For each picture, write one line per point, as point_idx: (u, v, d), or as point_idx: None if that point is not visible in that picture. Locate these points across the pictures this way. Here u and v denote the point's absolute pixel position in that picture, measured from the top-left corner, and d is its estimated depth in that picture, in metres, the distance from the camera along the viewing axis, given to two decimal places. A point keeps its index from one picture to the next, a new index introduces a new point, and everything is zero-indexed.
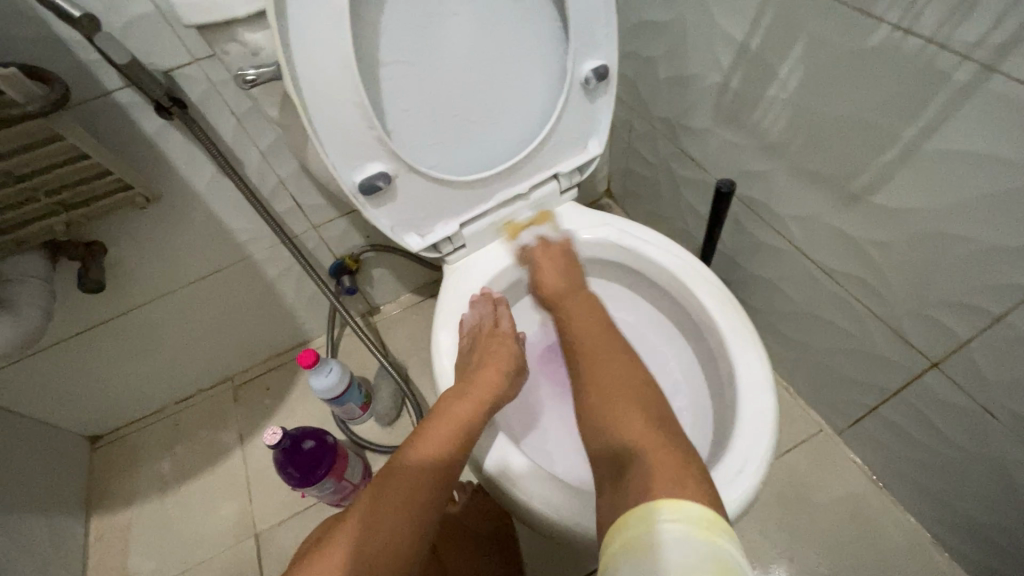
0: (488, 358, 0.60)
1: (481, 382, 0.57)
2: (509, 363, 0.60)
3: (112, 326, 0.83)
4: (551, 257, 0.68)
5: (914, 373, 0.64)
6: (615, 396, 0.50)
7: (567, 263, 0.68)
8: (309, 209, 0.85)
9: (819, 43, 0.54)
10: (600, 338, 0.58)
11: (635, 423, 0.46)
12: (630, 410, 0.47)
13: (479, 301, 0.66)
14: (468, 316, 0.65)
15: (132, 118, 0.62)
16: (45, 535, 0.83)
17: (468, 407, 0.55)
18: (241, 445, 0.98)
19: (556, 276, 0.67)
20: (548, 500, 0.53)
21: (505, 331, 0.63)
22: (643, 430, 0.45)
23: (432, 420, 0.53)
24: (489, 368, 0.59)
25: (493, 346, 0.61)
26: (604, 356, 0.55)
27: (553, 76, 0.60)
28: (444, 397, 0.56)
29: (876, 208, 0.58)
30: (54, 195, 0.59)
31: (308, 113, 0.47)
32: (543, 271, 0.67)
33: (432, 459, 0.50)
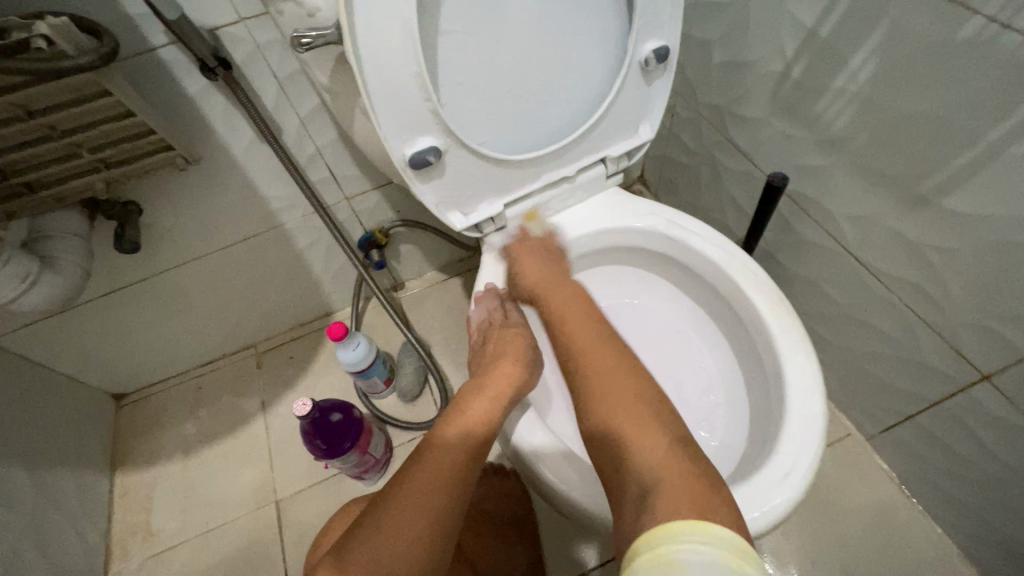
0: (507, 348, 0.59)
1: (499, 374, 0.56)
2: (528, 352, 0.59)
3: (143, 287, 0.83)
4: (529, 251, 0.64)
5: (962, 385, 0.63)
6: (615, 391, 0.47)
7: (548, 257, 0.64)
8: (344, 180, 0.84)
9: (899, 34, 0.52)
10: (582, 328, 0.54)
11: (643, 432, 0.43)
12: (633, 414, 0.44)
13: (486, 296, 0.66)
14: (477, 313, 0.65)
15: (176, 76, 0.61)
16: (72, 489, 0.85)
17: (489, 399, 0.54)
18: (263, 413, 0.98)
19: (537, 269, 0.62)
20: (581, 485, 0.52)
21: (517, 322, 0.63)
22: (648, 436, 0.42)
23: (453, 413, 0.53)
24: (508, 359, 0.58)
25: (509, 338, 0.61)
26: (596, 350, 0.51)
27: (611, 55, 0.58)
28: (462, 392, 0.55)
29: (943, 212, 0.56)
30: (97, 152, 0.58)
31: (365, 82, 0.45)
32: (526, 267, 0.63)
33: (457, 453, 0.49)
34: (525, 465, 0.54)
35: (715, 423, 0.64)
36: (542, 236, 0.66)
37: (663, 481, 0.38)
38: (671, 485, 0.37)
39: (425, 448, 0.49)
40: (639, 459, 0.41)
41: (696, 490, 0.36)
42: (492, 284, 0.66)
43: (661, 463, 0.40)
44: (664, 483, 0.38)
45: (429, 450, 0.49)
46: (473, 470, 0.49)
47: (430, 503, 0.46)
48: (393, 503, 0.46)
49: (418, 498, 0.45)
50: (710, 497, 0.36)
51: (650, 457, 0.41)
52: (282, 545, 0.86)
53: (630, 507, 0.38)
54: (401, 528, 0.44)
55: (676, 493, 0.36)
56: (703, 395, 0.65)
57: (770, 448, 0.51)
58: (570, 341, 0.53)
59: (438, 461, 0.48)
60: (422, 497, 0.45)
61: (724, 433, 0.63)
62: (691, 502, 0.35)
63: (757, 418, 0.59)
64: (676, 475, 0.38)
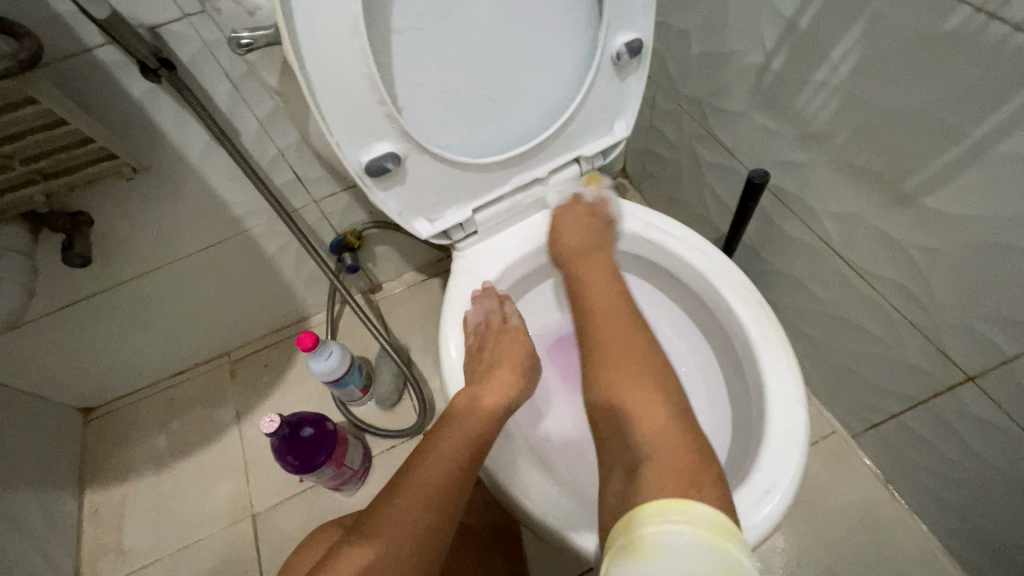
0: (504, 357, 0.56)
1: (496, 385, 0.54)
2: (525, 360, 0.57)
3: (102, 300, 0.79)
4: (573, 216, 0.63)
5: (948, 386, 0.61)
6: (625, 359, 0.47)
7: (592, 222, 0.62)
8: (310, 182, 0.80)
9: (883, 23, 0.49)
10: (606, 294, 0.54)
11: (644, 403, 0.42)
12: (641, 382, 0.44)
13: (482, 297, 0.61)
14: (473, 315, 0.61)
15: (116, 79, 0.56)
16: (37, 510, 0.81)
17: (487, 414, 0.51)
18: (238, 423, 0.95)
19: (574, 236, 0.61)
20: (567, 518, 0.50)
21: (516, 326, 0.59)
22: (650, 408, 0.42)
23: (448, 426, 0.50)
24: (506, 370, 0.55)
25: (506, 342, 0.58)
26: (608, 316, 0.52)
27: (581, 50, 0.54)
28: (457, 403, 0.52)
29: (927, 210, 0.54)
30: (32, 163, 0.54)
31: (310, 87, 0.42)
32: (564, 229, 0.62)
33: (452, 472, 0.46)
34: (504, 494, 0.52)
35: None
36: (594, 202, 0.64)
37: (655, 451, 0.38)
38: (661, 458, 0.37)
39: (426, 446, 0.49)
40: (638, 424, 0.41)
41: (687, 466, 0.36)
42: (490, 282, 0.62)
43: (655, 434, 0.40)
44: (654, 455, 0.38)
45: (428, 449, 0.48)
46: (470, 472, 0.48)
47: (423, 504, 0.45)
48: (385, 516, 0.44)
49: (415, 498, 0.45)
50: (701, 477, 0.35)
51: (646, 426, 0.41)
52: (259, 560, 0.83)
53: (620, 477, 0.39)
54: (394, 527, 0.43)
55: (665, 467, 0.36)
56: None
57: (752, 462, 0.49)
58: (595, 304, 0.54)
59: (436, 461, 0.47)
60: (411, 517, 0.44)
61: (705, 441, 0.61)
62: (678, 476, 0.34)
63: (739, 426, 0.58)
64: (670, 449, 0.38)
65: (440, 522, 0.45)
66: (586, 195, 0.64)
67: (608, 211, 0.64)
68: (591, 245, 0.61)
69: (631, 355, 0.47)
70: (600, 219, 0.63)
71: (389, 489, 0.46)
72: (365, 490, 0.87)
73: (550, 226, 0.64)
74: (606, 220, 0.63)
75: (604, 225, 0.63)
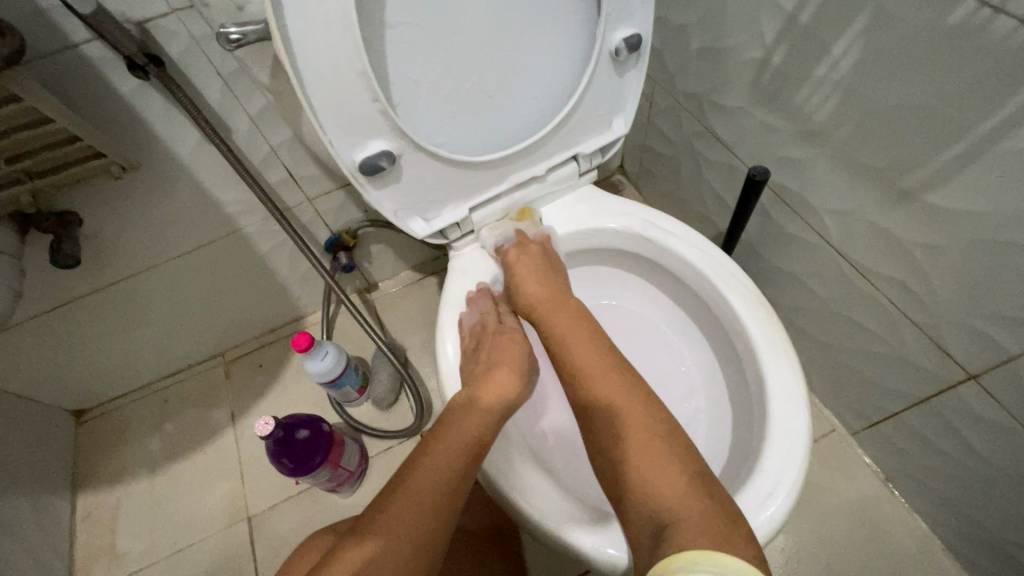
0: (503, 358, 0.55)
1: (491, 386, 0.53)
2: (525, 361, 0.56)
3: (92, 301, 0.78)
4: (528, 257, 0.59)
5: (948, 384, 0.61)
6: (623, 417, 0.45)
7: (546, 266, 0.59)
8: (304, 181, 0.79)
9: (885, 18, 0.48)
10: (586, 349, 0.51)
11: (658, 466, 0.41)
12: (643, 443, 0.43)
13: (479, 298, 0.61)
14: (469, 316, 0.60)
15: (103, 76, 0.55)
16: (28, 515, 0.80)
17: (481, 418, 0.50)
18: (233, 425, 0.94)
19: (534, 283, 0.57)
20: (564, 518, 0.49)
21: (512, 326, 0.58)
22: (664, 467, 0.41)
23: (441, 432, 0.49)
24: (504, 370, 0.54)
25: (505, 342, 0.56)
26: (597, 369, 0.49)
27: (579, 45, 0.53)
28: (451, 409, 0.51)
29: (929, 208, 0.53)
30: (17, 162, 0.52)
31: (302, 83, 0.41)
32: (522, 278, 0.58)
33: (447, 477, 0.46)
34: (500, 496, 0.51)
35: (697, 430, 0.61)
36: (536, 239, 0.61)
37: (680, 515, 0.38)
38: (687, 519, 0.37)
39: (426, 450, 0.47)
40: (653, 491, 0.40)
41: (718, 525, 0.36)
42: (485, 283, 0.61)
43: (677, 499, 0.39)
44: (681, 520, 0.37)
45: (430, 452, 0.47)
46: (470, 474, 0.47)
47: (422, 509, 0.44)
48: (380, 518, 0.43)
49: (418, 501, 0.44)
50: (732, 535, 0.35)
51: (665, 493, 0.40)
52: (255, 563, 0.82)
53: (647, 542, 0.39)
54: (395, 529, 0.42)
55: (695, 526, 0.36)
56: (684, 401, 0.63)
57: (754, 463, 0.49)
58: (570, 363, 0.51)
59: (438, 464, 0.46)
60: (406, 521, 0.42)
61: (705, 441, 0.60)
62: (711, 538, 0.34)
63: (739, 426, 0.57)
64: (697, 512, 0.37)
65: (438, 530, 0.44)
66: (523, 229, 0.61)
67: (553, 248, 0.62)
68: (554, 293, 0.57)
69: (629, 404, 0.46)
70: (552, 258, 0.60)
71: (384, 493, 0.45)
72: (363, 491, 0.87)
73: (506, 273, 0.59)
74: (552, 257, 0.61)
75: (559, 264, 0.61)
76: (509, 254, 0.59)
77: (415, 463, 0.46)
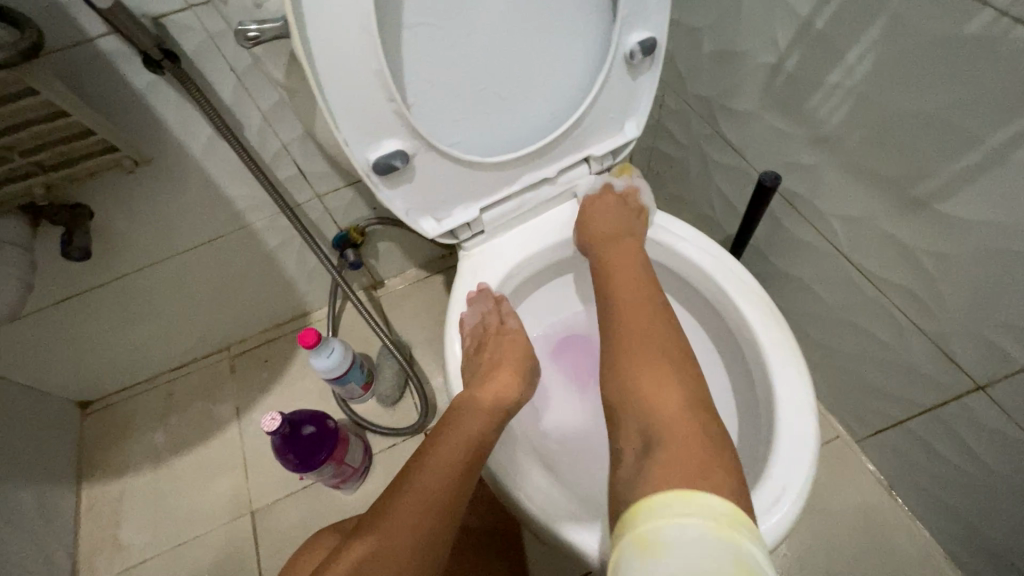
0: (503, 359, 0.57)
1: (492, 384, 0.54)
2: (524, 362, 0.58)
3: (100, 293, 0.78)
4: (604, 203, 0.62)
5: (955, 393, 0.61)
6: (638, 340, 0.46)
7: (620, 211, 0.61)
8: (314, 177, 0.79)
9: (901, 26, 0.48)
10: (627, 272, 0.54)
11: (665, 390, 0.42)
12: (650, 368, 0.44)
13: (479, 299, 0.61)
14: (470, 317, 0.60)
15: (118, 70, 0.55)
16: (33, 504, 0.81)
17: (484, 414, 0.51)
18: (237, 419, 0.95)
19: (604, 221, 0.60)
20: (576, 523, 0.49)
21: (514, 328, 0.60)
22: (663, 392, 0.41)
23: (445, 427, 0.50)
24: (505, 371, 0.55)
25: (506, 344, 0.58)
26: (627, 302, 0.50)
27: (593, 48, 0.53)
28: (455, 405, 0.52)
29: (941, 217, 0.53)
30: (32, 155, 0.53)
31: (318, 82, 0.41)
32: (594, 213, 0.61)
33: (451, 469, 0.46)
34: (508, 499, 0.51)
35: None
36: (626, 190, 0.63)
37: (669, 436, 0.38)
38: (680, 443, 0.37)
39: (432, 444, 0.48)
40: (652, 409, 0.41)
41: (701, 454, 0.35)
42: (486, 283, 0.61)
43: (670, 426, 0.39)
44: (668, 445, 0.37)
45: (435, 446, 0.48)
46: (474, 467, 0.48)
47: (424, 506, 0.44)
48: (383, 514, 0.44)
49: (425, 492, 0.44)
50: (715, 469, 0.34)
51: (664, 418, 0.39)
52: (258, 557, 0.83)
53: (630, 458, 0.39)
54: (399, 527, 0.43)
55: (679, 455, 0.35)
56: None
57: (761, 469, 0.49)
58: (611, 287, 0.53)
59: (443, 456, 0.47)
60: (407, 517, 0.43)
61: None
62: (689, 469, 0.33)
63: (746, 432, 0.57)
64: (682, 440, 0.37)
65: (442, 525, 0.44)
66: (614, 181, 0.64)
67: (637, 201, 0.63)
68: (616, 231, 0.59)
69: (650, 337, 0.47)
70: (631, 206, 0.62)
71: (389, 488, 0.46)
72: (366, 488, 0.87)
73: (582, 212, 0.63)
74: (636, 210, 0.62)
75: (637, 212, 0.62)
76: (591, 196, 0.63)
77: (419, 461, 0.47)
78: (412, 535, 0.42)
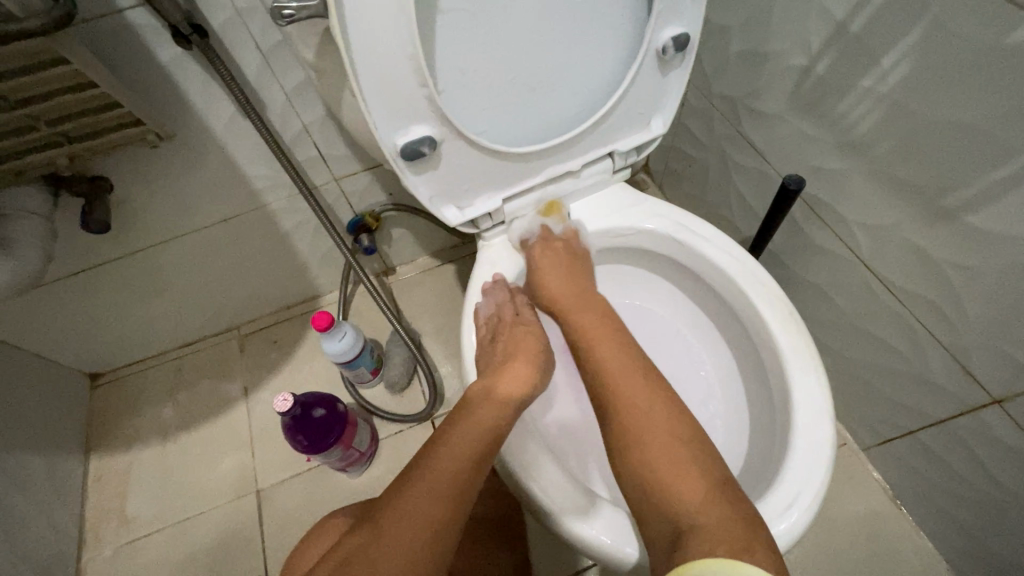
0: (518, 348, 0.55)
1: (509, 375, 0.53)
2: (541, 352, 0.56)
3: (116, 267, 0.78)
4: (553, 254, 0.60)
5: (970, 407, 0.61)
6: (649, 414, 0.45)
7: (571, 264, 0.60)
8: (333, 160, 0.79)
9: (941, 32, 0.47)
10: (610, 345, 0.51)
11: (681, 471, 0.42)
12: (668, 446, 0.43)
13: (493, 291, 0.60)
14: (484, 306, 0.60)
15: (146, 43, 0.55)
16: (43, 473, 0.82)
17: (498, 405, 0.50)
18: (245, 398, 0.95)
19: (557, 277, 0.59)
20: (589, 516, 0.49)
21: (529, 319, 0.58)
22: (685, 473, 0.41)
23: (454, 421, 0.49)
24: (521, 362, 0.54)
25: (520, 335, 0.56)
26: (627, 376, 0.48)
27: (626, 42, 0.53)
28: (470, 394, 0.52)
29: (969, 228, 0.52)
30: (57, 125, 0.52)
31: (353, 64, 0.41)
32: (546, 276, 0.59)
33: (456, 470, 0.45)
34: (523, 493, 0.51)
35: (713, 435, 0.62)
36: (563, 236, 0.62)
37: (701, 521, 0.38)
38: (710, 530, 0.37)
39: (437, 446, 0.47)
40: (676, 493, 0.41)
41: (738, 529, 0.37)
42: (501, 275, 0.61)
43: (700, 508, 0.39)
44: (705, 528, 0.37)
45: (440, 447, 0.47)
46: (485, 462, 0.47)
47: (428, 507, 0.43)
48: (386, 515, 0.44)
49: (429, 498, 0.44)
50: (752, 543, 0.36)
51: (689, 501, 0.40)
52: (262, 536, 0.83)
53: (662, 546, 0.39)
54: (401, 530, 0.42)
55: (715, 535, 0.36)
56: (701, 405, 0.63)
57: (775, 473, 0.49)
58: (593, 360, 0.51)
59: (447, 458, 0.46)
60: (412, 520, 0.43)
61: (722, 446, 0.61)
62: (730, 546, 0.35)
63: (760, 435, 0.57)
64: (716, 520, 0.38)
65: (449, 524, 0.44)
66: (549, 225, 0.62)
67: (579, 244, 0.63)
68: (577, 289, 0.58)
69: (656, 412, 0.46)
70: (575, 253, 0.62)
71: (395, 482, 0.46)
72: (372, 473, 0.87)
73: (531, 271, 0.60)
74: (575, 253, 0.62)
75: (580, 256, 0.62)
76: (534, 248, 0.61)
77: (427, 457, 0.46)
78: (416, 534, 0.42)
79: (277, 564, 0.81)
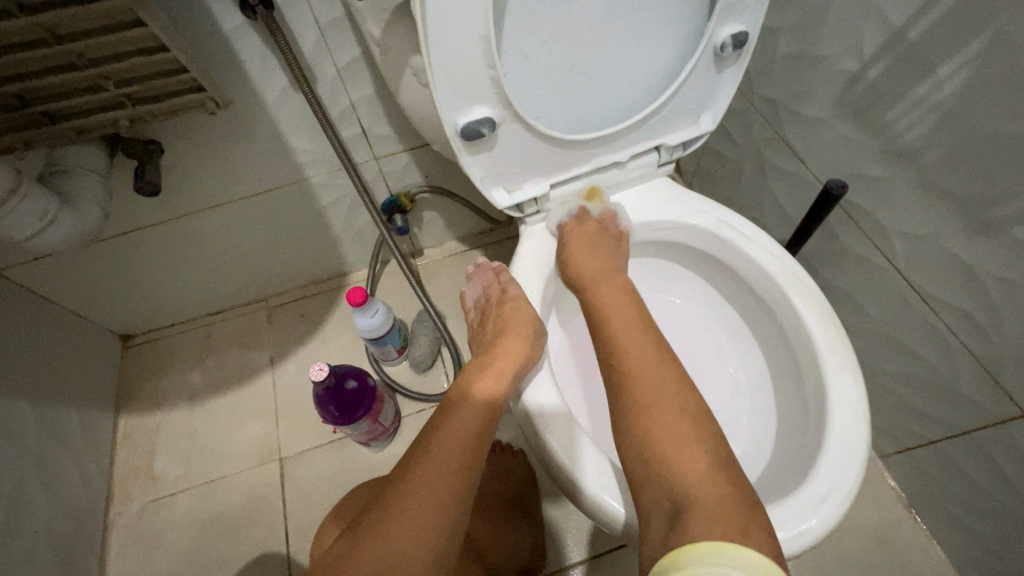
0: (508, 324, 0.59)
1: (501, 350, 0.56)
2: (530, 323, 0.58)
3: (158, 231, 0.80)
4: (584, 232, 0.61)
5: (997, 419, 0.61)
6: (660, 399, 0.44)
7: (602, 239, 0.62)
8: (375, 139, 0.80)
9: (1004, 44, 0.47)
10: (626, 327, 0.51)
11: (678, 439, 0.41)
12: (674, 430, 0.42)
13: (478, 274, 0.68)
14: (473, 291, 0.68)
15: (210, 10, 0.56)
16: (77, 427, 0.84)
17: (494, 377, 0.53)
18: (271, 368, 0.97)
19: (587, 257, 0.60)
20: (605, 485, 0.50)
21: (516, 294, 0.61)
22: (684, 446, 0.41)
23: (458, 393, 0.52)
24: (511, 335, 0.57)
25: (508, 312, 0.60)
26: (638, 350, 0.48)
27: (684, 36, 0.53)
28: (467, 372, 0.55)
29: (1013, 241, 0.53)
30: (124, 87, 0.53)
31: (427, 42, 0.42)
32: (576, 253, 0.60)
33: (465, 436, 0.47)
34: (559, 474, 0.52)
35: (739, 431, 0.63)
36: (599, 216, 0.63)
37: (696, 496, 0.38)
38: (704, 505, 0.37)
39: (430, 438, 0.47)
40: (673, 468, 0.40)
41: (727, 506, 0.37)
42: (485, 262, 0.69)
43: (697, 479, 0.39)
44: (692, 501, 0.37)
45: (438, 437, 0.47)
46: (483, 444, 0.48)
47: (442, 471, 0.44)
48: (401, 481, 0.45)
49: (430, 493, 0.43)
50: (749, 524, 0.36)
51: (687, 472, 0.39)
52: (284, 502, 0.86)
53: (659, 518, 0.38)
54: (409, 518, 0.42)
55: (710, 514, 0.36)
56: (729, 401, 0.64)
57: (806, 469, 0.50)
58: (614, 338, 0.50)
59: (445, 448, 0.46)
60: (425, 484, 0.44)
61: (747, 443, 0.62)
62: (728, 524, 0.35)
63: (789, 434, 0.58)
64: (710, 495, 0.37)
65: (460, 488, 0.45)
66: (587, 208, 0.63)
67: (617, 225, 0.64)
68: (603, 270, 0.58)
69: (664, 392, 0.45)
70: (610, 235, 0.62)
71: (410, 452, 0.47)
72: (393, 449, 0.89)
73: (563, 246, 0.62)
74: (614, 235, 0.63)
75: (614, 241, 0.63)
76: (567, 228, 0.62)
77: (434, 427, 0.48)
78: (430, 496, 0.43)
79: (298, 530, 0.84)
